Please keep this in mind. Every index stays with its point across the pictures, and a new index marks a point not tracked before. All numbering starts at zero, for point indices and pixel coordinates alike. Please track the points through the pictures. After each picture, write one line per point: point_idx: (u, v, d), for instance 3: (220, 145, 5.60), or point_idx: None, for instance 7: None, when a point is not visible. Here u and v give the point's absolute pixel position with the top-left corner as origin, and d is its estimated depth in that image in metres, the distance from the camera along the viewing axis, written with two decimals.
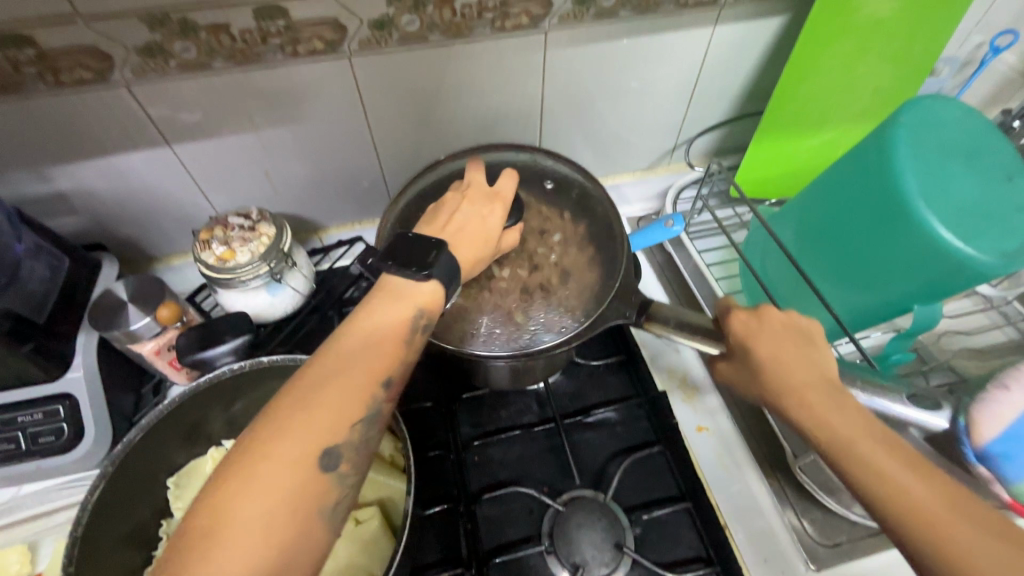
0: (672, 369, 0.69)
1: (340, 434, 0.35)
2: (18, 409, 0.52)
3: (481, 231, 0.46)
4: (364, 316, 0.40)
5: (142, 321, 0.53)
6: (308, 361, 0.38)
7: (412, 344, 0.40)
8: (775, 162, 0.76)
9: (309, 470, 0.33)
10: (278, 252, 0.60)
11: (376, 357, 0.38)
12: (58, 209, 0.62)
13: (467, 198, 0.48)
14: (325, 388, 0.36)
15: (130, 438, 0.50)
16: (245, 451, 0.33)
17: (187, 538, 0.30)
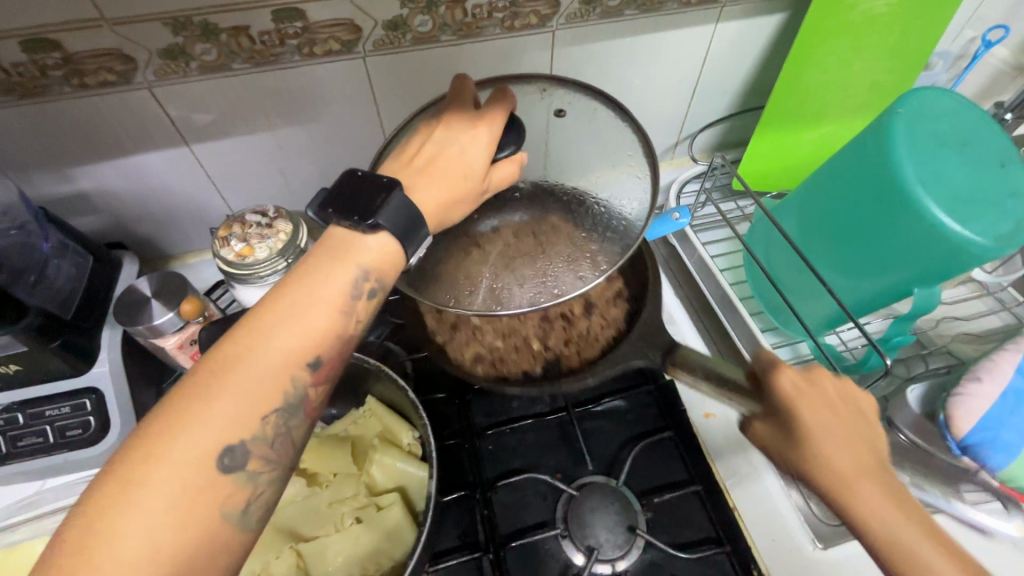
0: None
1: (250, 426, 0.34)
2: (46, 402, 0.53)
3: (460, 164, 0.46)
4: (294, 284, 0.38)
5: (166, 316, 0.54)
6: (220, 339, 0.36)
7: (346, 322, 0.39)
8: (776, 156, 0.78)
9: (211, 467, 0.33)
10: (296, 248, 0.61)
11: (302, 339, 0.37)
12: (79, 209, 0.63)
13: (445, 125, 0.47)
14: (239, 371, 0.35)
15: None
16: (137, 450, 0.31)
17: (66, 547, 0.29)
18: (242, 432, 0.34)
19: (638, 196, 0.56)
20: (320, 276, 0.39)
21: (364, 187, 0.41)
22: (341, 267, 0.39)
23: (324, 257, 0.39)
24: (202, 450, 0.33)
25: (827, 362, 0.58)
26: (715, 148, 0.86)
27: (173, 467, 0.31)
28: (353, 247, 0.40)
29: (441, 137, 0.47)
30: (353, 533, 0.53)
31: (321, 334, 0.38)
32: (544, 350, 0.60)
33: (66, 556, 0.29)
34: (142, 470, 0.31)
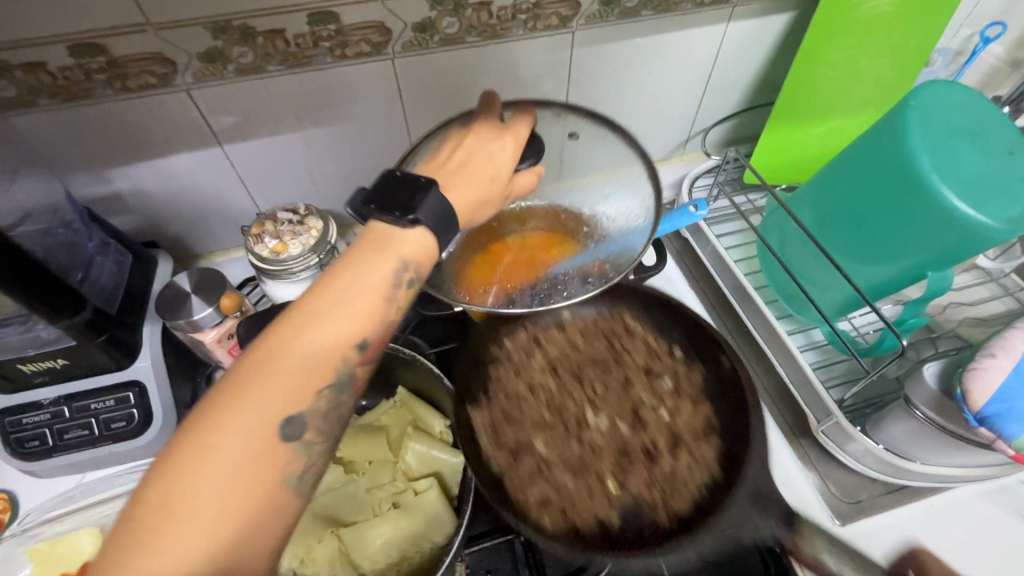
0: None
1: (303, 401, 0.36)
2: (91, 396, 0.55)
3: (489, 169, 0.48)
4: (341, 268, 0.40)
5: (206, 311, 0.56)
6: (274, 321, 0.38)
7: (390, 305, 0.40)
8: (786, 151, 0.81)
9: (270, 440, 0.35)
10: (327, 245, 0.63)
11: (349, 320, 0.38)
12: (114, 209, 0.65)
13: (474, 134, 0.49)
14: (294, 349, 0.36)
15: None
16: (202, 422, 0.33)
17: (143, 508, 0.31)
18: (295, 406, 0.36)
19: (641, 196, 0.59)
20: (364, 263, 0.40)
21: (403, 186, 0.42)
22: (385, 253, 0.41)
23: (368, 245, 0.41)
24: (261, 421, 0.35)
25: (842, 345, 0.61)
26: (725, 144, 0.89)
27: (235, 436, 0.33)
28: (393, 237, 0.41)
29: (472, 144, 0.48)
30: (390, 518, 0.54)
31: (367, 316, 0.39)
32: (621, 494, 0.54)
33: (148, 513, 0.31)
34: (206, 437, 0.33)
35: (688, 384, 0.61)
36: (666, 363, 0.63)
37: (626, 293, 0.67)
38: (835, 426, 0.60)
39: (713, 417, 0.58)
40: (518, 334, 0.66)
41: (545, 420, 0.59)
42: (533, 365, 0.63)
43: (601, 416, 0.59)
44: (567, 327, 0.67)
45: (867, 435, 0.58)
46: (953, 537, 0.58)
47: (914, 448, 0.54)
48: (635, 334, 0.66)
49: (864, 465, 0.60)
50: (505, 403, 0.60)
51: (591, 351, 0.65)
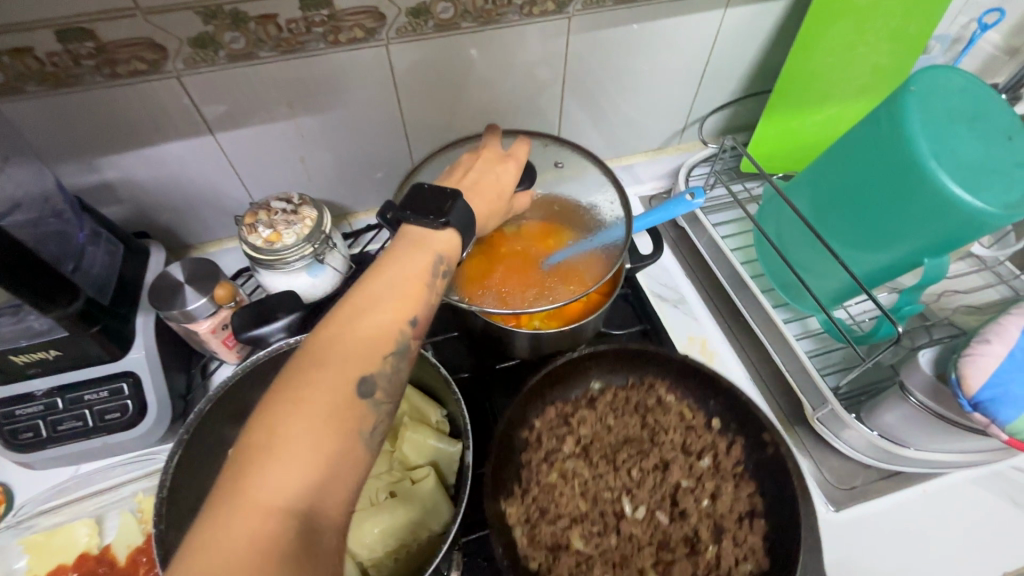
0: (692, 335, 0.74)
1: (375, 364, 0.42)
2: (84, 388, 0.54)
3: (496, 186, 0.58)
4: (390, 261, 0.47)
5: (199, 302, 0.56)
6: (337, 305, 0.44)
7: (432, 290, 0.48)
8: (783, 140, 0.81)
9: (347, 396, 0.40)
10: (321, 235, 0.63)
11: (403, 301, 0.45)
12: (104, 199, 0.64)
13: (482, 157, 0.59)
14: (360, 323, 0.43)
15: (201, 408, 0.52)
16: (291, 380, 0.39)
17: (248, 452, 0.36)
18: (368, 369, 0.41)
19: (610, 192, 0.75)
20: (409, 252, 0.47)
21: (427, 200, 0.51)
22: (423, 249, 0.48)
23: (408, 241, 0.48)
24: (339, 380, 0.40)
25: (838, 332, 0.61)
26: (721, 132, 0.88)
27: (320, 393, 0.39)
28: (428, 236, 0.49)
29: (481, 166, 0.58)
30: (388, 507, 0.54)
31: (415, 299, 0.46)
32: None
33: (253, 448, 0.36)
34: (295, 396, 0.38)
35: (729, 462, 0.58)
36: (703, 438, 0.60)
37: (659, 364, 0.63)
38: (830, 414, 0.61)
39: (758, 500, 0.56)
40: (546, 411, 0.62)
41: (580, 508, 0.56)
42: (563, 448, 0.60)
43: (640, 506, 0.56)
44: (597, 400, 0.64)
45: (861, 421, 0.58)
46: (945, 521, 0.59)
47: (907, 434, 0.55)
48: (669, 405, 0.62)
49: (859, 452, 0.60)
50: (540, 496, 0.56)
51: (624, 427, 0.62)
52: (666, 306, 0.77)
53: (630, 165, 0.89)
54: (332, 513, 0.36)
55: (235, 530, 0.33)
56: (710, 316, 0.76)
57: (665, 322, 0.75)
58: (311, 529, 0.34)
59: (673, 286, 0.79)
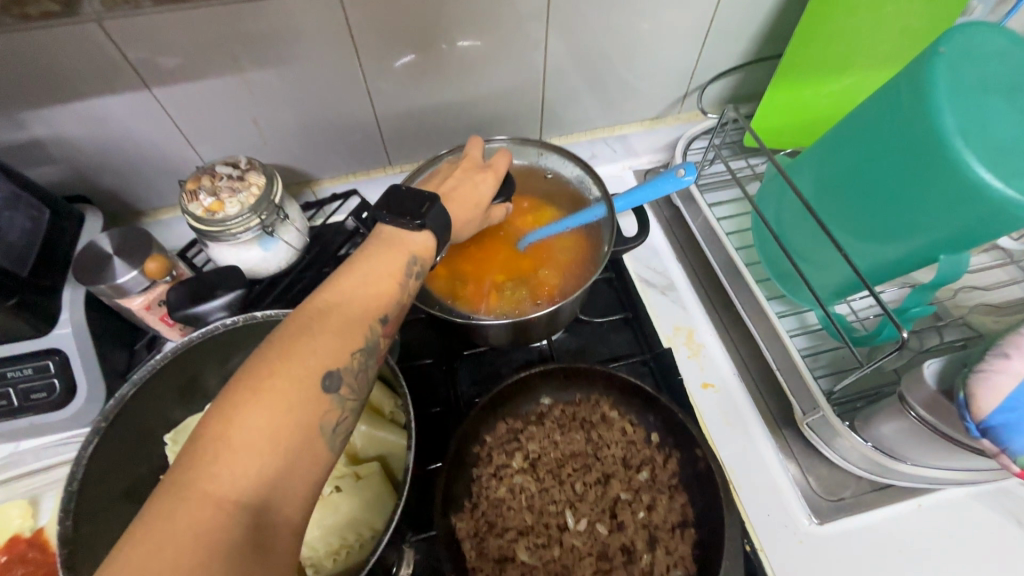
0: (678, 325, 0.69)
1: (342, 358, 0.37)
2: (7, 364, 0.51)
3: (473, 196, 0.54)
4: (364, 257, 0.43)
5: (130, 275, 0.51)
6: (309, 296, 0.40)
7: (405, 288, 0.44)
8: (790, 113, 0.73)
9: (312, 389, 0.35)
10: (270, 204, 0.57)
11: (375, 297, 0.41)
12: (36, 158, 0.59)
13: (461, 168, 0.56)
14: (330, 315, 0.39)
15: (123, 394, 0.49)
16: (252, 372, 0.34)
17: (199, 443, 0.32)
18: (335, 361, 0.37)
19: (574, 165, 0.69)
20: (385, 251, 0.44)
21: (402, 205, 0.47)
22: (398, 248, 0.45)
23: (382, 241, 0.45)
24: (307, 371, 0.36)
25: (836, 332, 0.55)
26: (725, 102, 0.80)
27: (283, 383, 0.34)
28: (401, 234, 0.46)
29: (459, 175, 0.55)
30: (331, 503, 0.51)
31: (389, 296, 0.42)
32: None
33: (207, 441, 0.32)
34: (258, 382, 0.34)
35: (664, 474, 0.54)
36: (642, 452, 0.56)
37: (601, 380, 0.58)
38: (822, 419, 0.55)
39: (690, 510, 0.52)
40: (496, 427, 0.57)
41: (527, 524, 0.52)
42: (511, 463, 0.55)
43: (582, 518, 0.52)
44: (545, 416, 0.58)
45: (854, 431, 0.53)
46: (939, 542, 0.53)
47: (904, 448, 0.49)
48: (613, 421, 0.58)
49: (849, 462, 0.55)
50: (488, 511, 0.53)
51: (569, 443, 0.57)
52: (652, 293, 0.71)
53: (625, 135, 0.81)
54: (290, 508, 0.33)
55: (181, 522, 0.29)
56: (699, 304, 0.70)
57: (650, 310, 0.69)
58: (266, 530, 0.31)
59: (662, 271, 0.73)
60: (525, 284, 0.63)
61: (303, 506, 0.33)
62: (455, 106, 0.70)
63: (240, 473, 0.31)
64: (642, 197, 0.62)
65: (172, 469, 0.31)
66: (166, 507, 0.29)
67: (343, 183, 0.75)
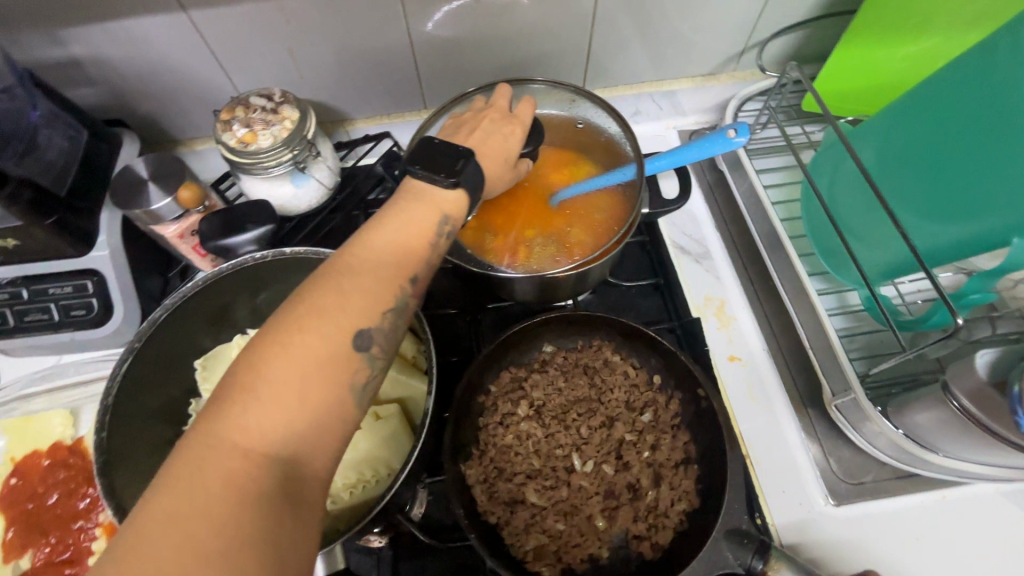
0: (710, 295, 0.66)
1: (371, 318, 0.37)
2: (49, 281, 0.53)
3: (502, 149, 0.52)
4: (392, 214, 0.42)
5: (164, 202, 0.51)
6: (337, 252, 0.40)
7: (435, 248, 0.43)
8: (856, 73, 0.67)
9: (342, 346, 0.35)
10: (303, 140, 0.56)
11: (404, 256, 0.41)
12: (75, 78, 0.59)
13: (488, 118, 0.54)
14: (359, 273, 0.38)
15: (155, 318, 0.50)
16: (280, 327, 0.34)
17: (228, 394, 0.32)
18: (365, 321, 0.36)
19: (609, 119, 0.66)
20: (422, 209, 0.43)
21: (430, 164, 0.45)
22: (430, 205, 0.43)
23: (412, 196, 0.43)
24: (337, 329, 0.35)
25: (881, 316, 0.52)
26: (787, 60, 0.74)
27: (311, 340, 0.34)
28: (434, 190, 0.44)
29: (488, 126, 0.53)
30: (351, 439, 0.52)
31: (418, 255, 0.41)
32: (609, 530, 0.49)
33: (236, 392, 0.32)
34: (291, 335, 0.34)
35: (667, 415, 0.54)
36: (644, 394, 0.55)
37: (602, 324, 0.57)
38: (853, 402, 0.53)
39: (693, 447, 0.52)
40: (500, 374, 0.56)
41: (532, 467, 0.51)
42: (517, 411, 0.54)
43: (588, 460, 0.51)
44: (548, 363, 0.57)
45: (886, 417, 0.51)
46: (958, 534, 0.52)
47: (939, 438, 0.47)
48: (616, 365, 0.57)
49: (877, 448, 0.53)
50: (496, 454, 0.52)
51: (572, 389, 0.55)
52: (686, 260, 0.69)
53: (672, 92, 0.76)
54: (319, 462, 0.33)
55: (210, 472, 0.29)
56: (734, 275, 0.68)
57: (682, 278, 0.67)
58: (295, 483, 0.31)
59: (698, 238, 0.70)
60: (553, 239, 0.61)
61: (331, 458, 0.34)
62: (497, 48, 0.66)
63: (268, 425, 0.31)
64: (682, 152, 0.58)
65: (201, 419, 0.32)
66: (196, 451, 0.30)
67: (377, 125, 0.73)
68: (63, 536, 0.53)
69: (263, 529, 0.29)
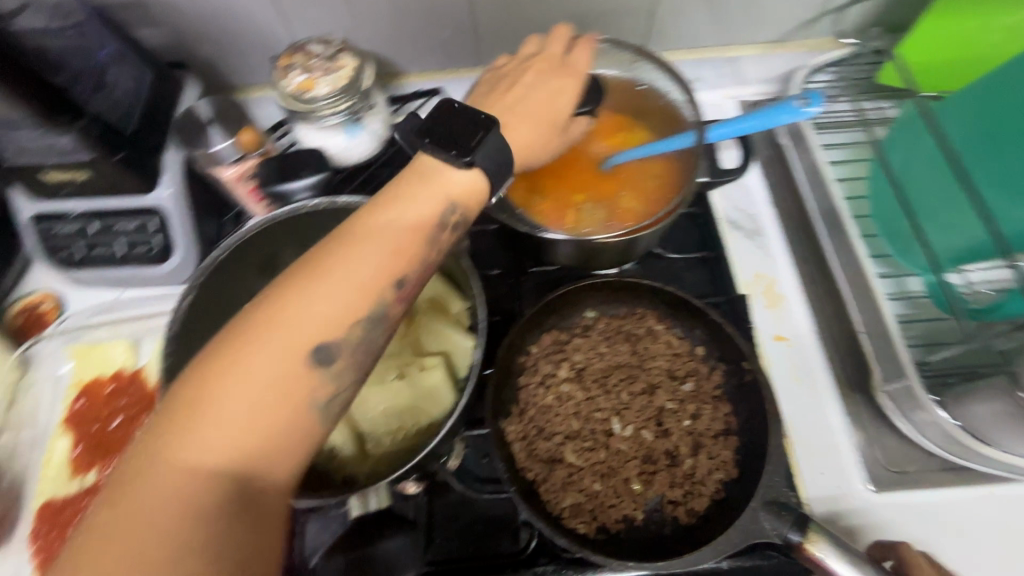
0: (760, 272, 0.65)
1: (333, 333, 0.36)
2: (115, 217, 0.54)
3: (549, 112, 0.51)
4: (381, 209, 0.41)
5: (223, 143, 0.54)
6: (309, 255, 0.39)
7: (425, 246, 0.40)
8: (945, 41, 0.61)
9: (297, 364, 0.35)
10: (359, 90, 0.56)
11: (387, 262, 0.39)
12: (140, 19, 0.60)
13: (532, 69, 0.52)
14: (325, 283, 0.37)
15: (216, 257, 0.52)
16: (236, 341, 0.35)
17: (174, 411, 0.33)
18: (325, 337, 0.36)
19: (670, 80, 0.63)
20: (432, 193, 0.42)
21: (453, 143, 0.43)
22: (411, 196, 0.41)
23: (410, 182, 0.42)
24: (293, 345, 0.35)
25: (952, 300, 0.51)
26: (864, 28, 0.69)
27: (263, 356, 0.34)
28: (439, 173, 0.42)
29: (530, 80, 0.52)
30: (395, 387, 0.54)
31: (406, 256, 0.39)
32: (645, 494, 0.50)
33: (182, 410, 0.33)
34: (247, 343, 0.34)
35: (709, 385, 0.54)
36: (687, 363, 0.55)
37: (649, 291, 0.56)
38: (905, 390, 0.52)
39: (734, 419, 0.52)
40: (542, 336, 0.56)
41: (571, 427, 0.52)
42: (558, 373, 0.54)
43: (628, 425, 0.52)
44: (591, 328, 0.57)
45: (941, 407, 0.49)
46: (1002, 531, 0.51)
47: None
48: (659, 334, 0.56)
49: (926, 438, 0.52)
50: (536, 414, 0.53)
51: (614, 355, 0.55)
52: (736, 236, 0.67)
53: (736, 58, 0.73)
54: (275, 480, 0.33)
55: (150, 492, 0.30)
56: (787, 254, 0.65)
57: (732, 254, 0.66)
58: (253, 497, 0.32)
59: (752, 213, 0.68)
60: (601, 205, 0.60)
61: (290, 471, 0.34)
62: (557, 5, 0.64)
63: (212, 446, 0.32)
64: (733, 124, 0.56)
65: (146, 433, 0.33)
66: (134, 472, 0.31)
67: (429, 80, 0.72)
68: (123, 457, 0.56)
69: (208, 538, 0.30)
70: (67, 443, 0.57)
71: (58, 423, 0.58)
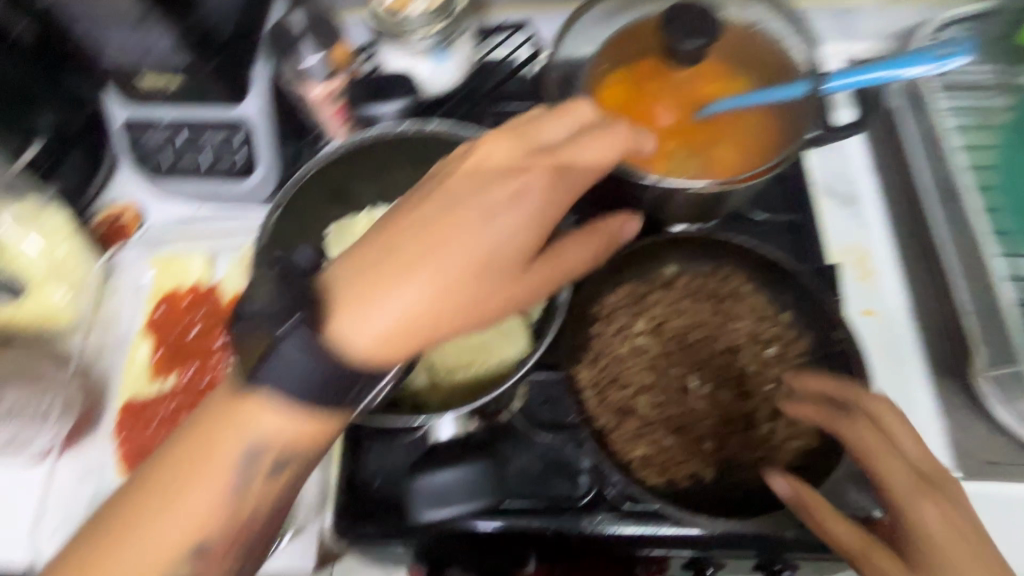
0: (853, 243, 0.61)
1: (205, 533, 0.35)
2: (201, 130, 0.54)
3: (478, 246, 0.35)
4: (202, 416, 0.36)
5: (315, 57, 0.53)
6: (159, 450, 0.36)
7: (245, 467, 0.35)
8: None
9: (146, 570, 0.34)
10: (450, 13, 0.55)
11: (196, 529, 0.35)
12: None
13: (494, 140, 0.40)
14: (154, 523, 0.34)
15: (303, 173, 0.51)
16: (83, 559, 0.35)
17: None
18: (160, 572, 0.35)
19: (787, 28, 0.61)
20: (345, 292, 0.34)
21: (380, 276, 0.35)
22: (225, 429, 0.35)
23: (223, 419, 0.35)
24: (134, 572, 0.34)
25: None
26: None
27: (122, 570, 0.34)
28: (265, 416, 0.34)
29: (469, 167, 0.39)
30: None
31: (215, 525, 0.35)
32: (717, 453, 0.48)
33: None
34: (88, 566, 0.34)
35: (793, 351, 0.51)
36: (771, 328, 0.52)
37: (739, 250, 0.53)
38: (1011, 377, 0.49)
39: None
40: (619, 287, 0.54)
41: (646, 380, 0.51)
42: (636, 324, 0.53)
43: (706, 383, 0.50)
44: (672, 283, 0.54)
45: None
46: None
47: None
48: (743, 296, 0.54)
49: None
50: (612, 363, 0.51)
51: (694, 312, 0.53)
52: (831, 203, 0.63)
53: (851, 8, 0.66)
54: None
55: None
56: (885, 226, 0.61)
57: (823, 221, 0.62)
58: None
59: (849, 180, 0.63)
60: (691, 154, 0.57)
61: None
62: None
63: None
64: (882, 68, 0.49)
65: None
66: None
67: (514, 13, 0.68)
68: (201, 364, 0.57)
69: None
70: (149, 348, 0.59)
71: (140, 328, 0.60)
